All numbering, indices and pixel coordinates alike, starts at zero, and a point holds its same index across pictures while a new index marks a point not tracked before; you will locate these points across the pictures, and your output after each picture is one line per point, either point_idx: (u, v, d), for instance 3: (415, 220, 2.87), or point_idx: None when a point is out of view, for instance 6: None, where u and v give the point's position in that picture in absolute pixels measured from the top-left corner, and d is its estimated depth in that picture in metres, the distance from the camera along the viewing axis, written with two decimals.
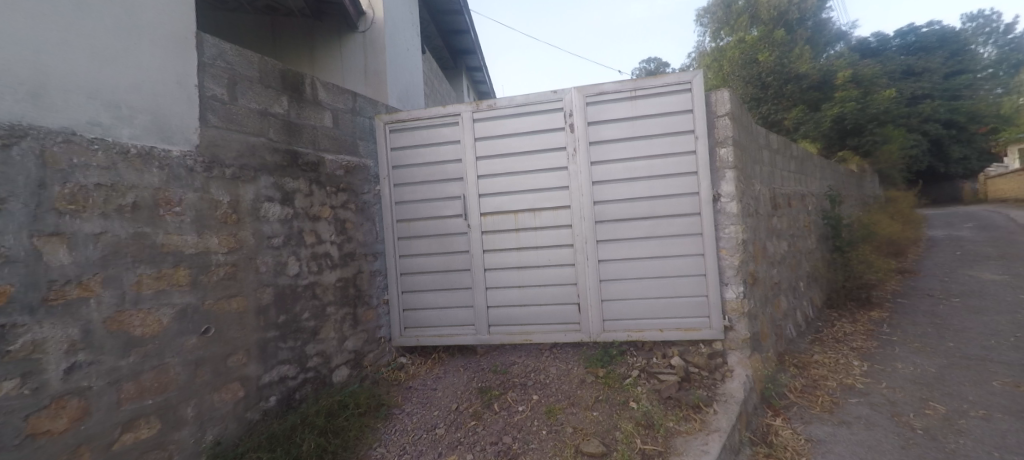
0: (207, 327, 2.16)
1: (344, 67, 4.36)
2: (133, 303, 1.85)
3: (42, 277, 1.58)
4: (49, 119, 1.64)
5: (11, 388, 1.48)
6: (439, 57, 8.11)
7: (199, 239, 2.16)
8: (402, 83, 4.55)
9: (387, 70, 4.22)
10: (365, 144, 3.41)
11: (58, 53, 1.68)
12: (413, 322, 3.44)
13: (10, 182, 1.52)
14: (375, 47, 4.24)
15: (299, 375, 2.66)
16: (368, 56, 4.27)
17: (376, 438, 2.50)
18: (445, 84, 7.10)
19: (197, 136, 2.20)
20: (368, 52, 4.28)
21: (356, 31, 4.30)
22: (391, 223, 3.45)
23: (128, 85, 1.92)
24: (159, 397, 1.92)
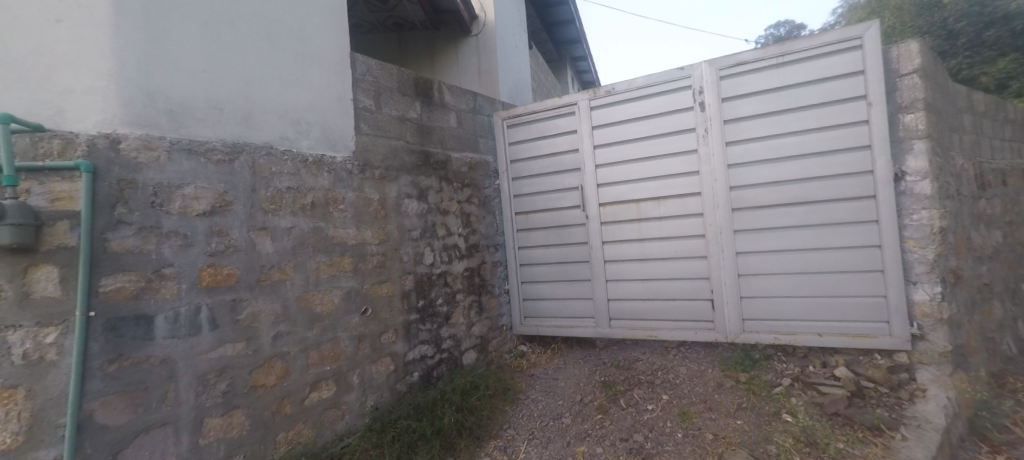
0: (366, 308, 2.49)
1: (459, 71, 4.66)
2: (314, 284, 2.23)
3: (255, 262, 1.99)
4: (256, 136, 2.06)
5: (240, 349, 1.90)
6: (544, 50, 8.14)
7: (358, 232, 2.50)
8: (513, 79, 4.70)
9: (498, 69, 4.41)
10: (485, 141, 3.62)
11: (262, 83, 2.10)
12: (532, 312, 3.55)
13: (235, 188, 1.94)
14: (491, 48, 4.44)
15: (435, 355, 2.94)
16: (481, 58, 4.50)
17: (505, 420, 2.65)
18: (550, 78, 7.13)
19: (353, 143, 2.54)
20: (481, 54, 4.51)
21: (469, 36, 4.58)
22: (513, 216, 3.59)
23: (306, 104, 2.30)
24: (334, 365, 2.29)
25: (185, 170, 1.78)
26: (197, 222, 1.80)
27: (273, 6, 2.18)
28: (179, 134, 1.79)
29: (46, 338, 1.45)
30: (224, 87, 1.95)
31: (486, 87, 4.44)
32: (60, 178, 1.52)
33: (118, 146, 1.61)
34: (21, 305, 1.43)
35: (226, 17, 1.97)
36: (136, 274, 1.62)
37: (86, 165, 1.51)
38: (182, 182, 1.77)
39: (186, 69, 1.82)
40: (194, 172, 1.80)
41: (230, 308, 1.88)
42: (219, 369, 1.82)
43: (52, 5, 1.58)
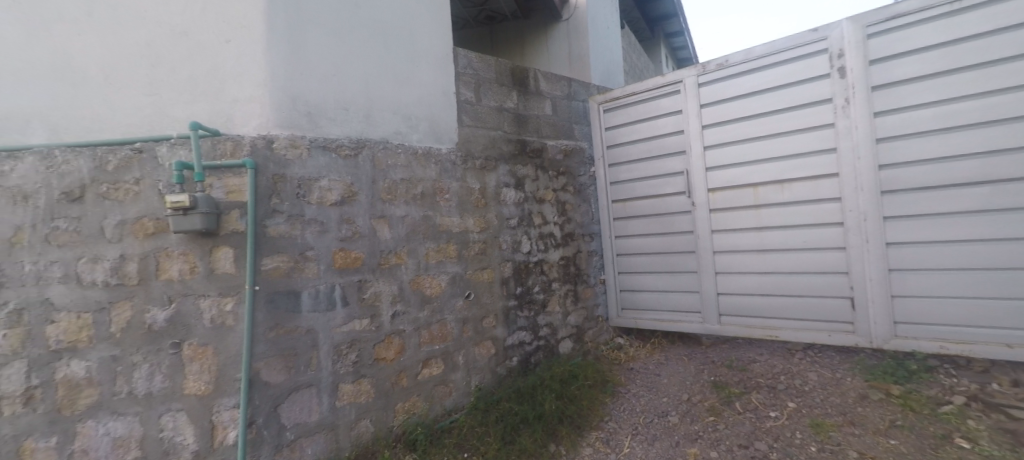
0: (469, 292, 2.60)
1: (549, 58, 4.61)
2: (425, 269, 2.39)
3: (377, 247, 2.18)
4: (375, 132, 2.24)
5: (366, 325, 2.10)
6: (636, 29, 7.71)
7: (462, 220, 2.61)
8: (605, 62, 4.53)
9: (590, 53, 4.28)
10: (579, 127, 3.55)
11: (380, 83, 2.28)
12: (630, 304, 3.43)
13: (360, 180, 2.14)
14: (583, 31, 4.31)
15: (533, 341, 2.98)
16: (572, 42, 4.39)
17: (606, 413, 2.60)
18: (643, 58, 6.73)
19: (456, 135, 2.65)
20: (572, 38, 4.40)
21: (560, 21, 4.50)
22: (611, 204, 3.48)
23: (416, 100, 2.44)
24: (442, 345, 2.43)
25: (322, 165, 2.01)
26: (330, 211, 2.02)
27: (388, 10, 2.34)
28: (316, 133, 2.02)
29: (226, 306, 1.80)
30: (349, 89, 2.15)
31: (581, 72, 4.32)
32: (232, 174, 1.83)
33: (272, 145, 1.88)
34: (210, 279, 1.80)
35: (350, 24, 2.17)
36: (287, 256, 1.89)
37: (250, 163, 1.80)
38: (319, 175, 1.99)
39: (319, 75, 2.05)
40: (329, 166, 2.02)
41: (357, 288, 2.09)
42: (350, 342, 2.04)
43: (224, 30, 1.91)
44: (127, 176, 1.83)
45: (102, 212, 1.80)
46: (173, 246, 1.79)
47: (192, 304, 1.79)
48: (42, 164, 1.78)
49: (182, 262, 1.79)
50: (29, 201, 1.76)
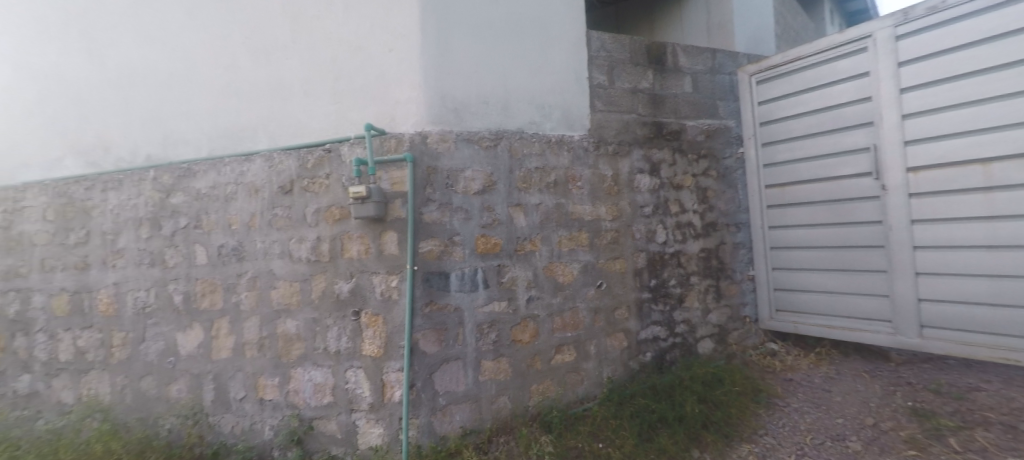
0: (601, 282, 2.54)
1: (685, 30, 4.20)
2: (557, 256, 2.41)
3: (513, 234, 2.27)
4: (510, 124, 2.32)
5: (503, 307, 2.21)
6: None
7: (593, 208, 2.55)
8: (755, 26, 3.93)
9: (734, 19, 3.77)
10: (725, 103, 3.17)
11: (516, 75, 2.35)
12: (787, 305, 2.98)
13: (498, 170, 2.24)
14: None
15: (669, 338, 2.78)
16: (713, 9, 3.92)
17: (760, 425, 2.30)
18: (806, 16, 5.70)
19: (589, 121, 2.59)
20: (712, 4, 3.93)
21: None
22: (765, 190, 3.06)
23: (549, 88, 2.45)
24: (574, 333, 2.43)
25: (466, 156, 2.16)
26: (473, 199, 2.17)
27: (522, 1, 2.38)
28: (461, 127, 2.18)
29: (392, 282, 2.06)
30: (489, 83, 2.27)
31: (730, 42, 3.80)
32: (396, 167, 2.08)
33: (426, 140, 2.09)
34: (380, 259, 2.09)
35: (489, 21, 2.28)
36: (440, 240, 2.09)
37: (410, 157, 2.03)
38: (464, 166, 2.15)
39: (464, 73, 2.20)
40: (472, 158, 2.17)
41: (496, 272, 2.21)
42: (491, 321, 2.17)
43: (387, 41, 2.19)
44: (321, 172, 2.23)
45: (304, 202, 2.25)
46: (352, 229, 2.14)
47: (367, 279, 2.11)
48: (267, 164, 2.37)
49: (359, 244, 2.13)
50: (259, 193, 2.38)
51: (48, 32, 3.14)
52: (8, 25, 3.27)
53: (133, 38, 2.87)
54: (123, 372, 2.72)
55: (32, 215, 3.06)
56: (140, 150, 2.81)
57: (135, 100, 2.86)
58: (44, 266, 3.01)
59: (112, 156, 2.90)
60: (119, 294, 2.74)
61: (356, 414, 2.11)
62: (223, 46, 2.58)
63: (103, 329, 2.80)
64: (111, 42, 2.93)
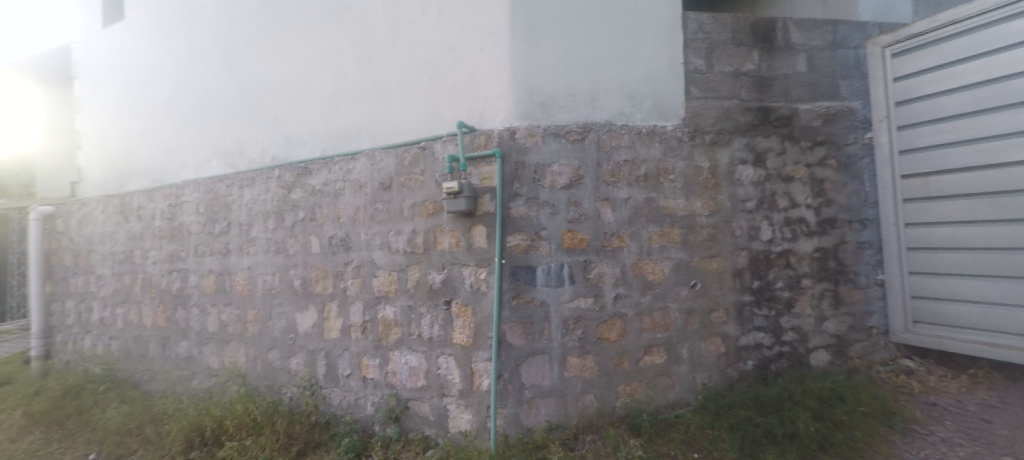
0: (695, 282, 2.37)
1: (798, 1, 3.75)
2: (647, 253, 2.27)
3: (601, 229, 2.19)
4: (598, 116, 2.25)
5: (590, 303, 2.16)
6: None
7: (688, 203, 2.38)
8: None
9: None
10: (848, 82, 2.76)
11: (606, 65, 2.27)
12: (929, 316, 2.55)
13: (586, 163, 2.17)
14: None
15: (775, 346, 2.53)
16: None
17: (894, 453, 1.97)
18: None
19: (684, 109, 2.42)
20: None
21: None
22: (900, 181, 2.63)
23: (640, 77, 2.34)
24: (665, 335, 2.30)
25: (554, 150, 2.13)
26: (560, 193, 2.14)
27: None
28: (549, 121, 2.17)
29: (481, 274, 2.13)
30: (577, 75, 2.23)
31: (852, 13, 3.35)
32: (485, 163, 2.14)
33: (514, 136, 2.12)
34: (470, 252, 2.17)
35: (579, 12, 2.23)
36: (527, 234, 2.11)
37: (498, 153, 2.08)
38: (551, 160, 2.13)
39: (551, 67, 2.19)
40: (560, 151, 2.14)
41: (582, 268, 2.15)
42: (577, 318, 2.13)
43: (477, 40, 2.25)
44: (416, 169, 2.37)
45: (402, 197, 2.41)
46: (445, 223, 2.25)
47: (457, 271, 2.21)
48: (370, 162, 2.57)
49: (450, 237, 2.23)
50: (363, 189, 2.60)
51: (199, 55, 3.73)
52: (171, 53, 3.96)
53: (262, 54, 3.29)
54: (255, 344, 3.16)
55: (189, 209, 3.65)
56: (268, 152, 3.21)
57: (263, 108, 3.28)
58: (198, 251, 3.58)
59: (246, 158, 3.36)
60: (253, 276, 3.18)
61: (447, 399, 2.22)
62: (334, 55, 2.87)
63: (240, 306, 3.26)
64: (246, 59, 3.40)
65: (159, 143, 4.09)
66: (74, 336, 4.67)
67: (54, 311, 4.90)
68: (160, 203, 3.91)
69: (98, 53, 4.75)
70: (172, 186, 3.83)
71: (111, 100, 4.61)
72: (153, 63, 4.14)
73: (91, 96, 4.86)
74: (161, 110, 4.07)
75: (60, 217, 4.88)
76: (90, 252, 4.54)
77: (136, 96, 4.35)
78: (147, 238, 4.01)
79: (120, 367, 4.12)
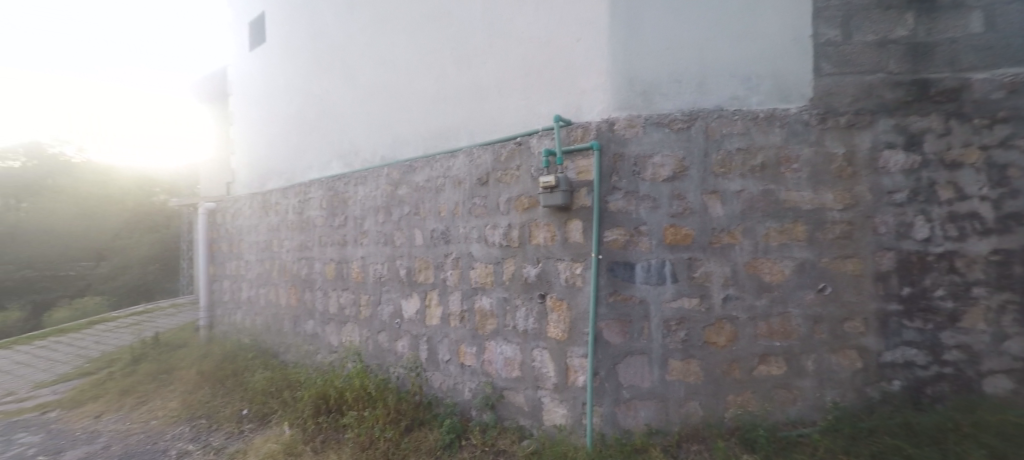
0: (824, 286, 2.01)
1: None
2: (763, 251, 2.01)
3: (708, 225, 2.01)
4: (706, 103, 2.07)
5: (695, 303, 2.00)
6: None
7: (815, 196, 2.02)
8: None
9: None
10: None
11: (715, 46, 2.09)
12: None
13: (692, 154, 2.01)
14: None
15: (932, 366, 1.99)
16: None
17: None
18: None
19: (812, 89, 2.06)
20: None
21: None
22: None
23: (757, 56, 2.09)
24: (785, 343, 2.01)
25: (656, 140, 2.01)
26: (662, 187, 2.01)
27: None
28: (650, 111, 2.05)
29: (576, 269, 2.10)
30: (683, 60, 2.08)
31: None
32: (582, 156, 2.10)
33: (613, 127, 2.05)
34: (565, 246, 2.15)
35: None
36: (625, 229, 2.03)
37: (597, 145, 2.02)
38: (653, 152, 2.01)
39: (654, 52, 2.07)
40: (662, 142, 2.01)
41: (687, 266, 2.01)
42: (680, 318, 2.00)
43: (575, 31, 2.21)
44: (513, 164, 2.41)
45: (498, 192, 2.48)
46: (540, 218, 2.26)
47: (553, 265, 2.20)
48: (468, 159, 2.67)
49: (545, 231, 2.24)
50: (462, 185, 2.71)
51: (322, 68, 4.19)
52: (299, 68, 4.52)
53: (373, 63, 3.60)
54: (367, 326, 3.49)
55: (314, 204, 4.12)
56: (378, 152, 3.52)
57: (374, 113, 3.60)
58: (321, 241, 4.03)
59: (360, 158, 3.72)
60: (365, 265, 3.50)
61: (542, 392, 2.24)
62: (435, 58, 3.04)
63: (355, 291, 3.61)
64: (360, 69, 3.75)
65: (291, 148, 4.68)
66: (229, 310, 5.56)
67: (215, 289, 5.88)
68: (291, 199, 4.47)
69: (245, 72, 5.57)
70: (301, 184, 4.36)
71: (255, 112, 5.38)
72: (286, 78, 4.75)
73: (240, 110, 5.72)
74: (293, 119, 4.66)
75: (219, 211, 5.83)
76: (241, 240, 5.37)
77: (273, 107, 5.03)
78: (282, 230, 4.62)
79: (262, 339, 4.82)
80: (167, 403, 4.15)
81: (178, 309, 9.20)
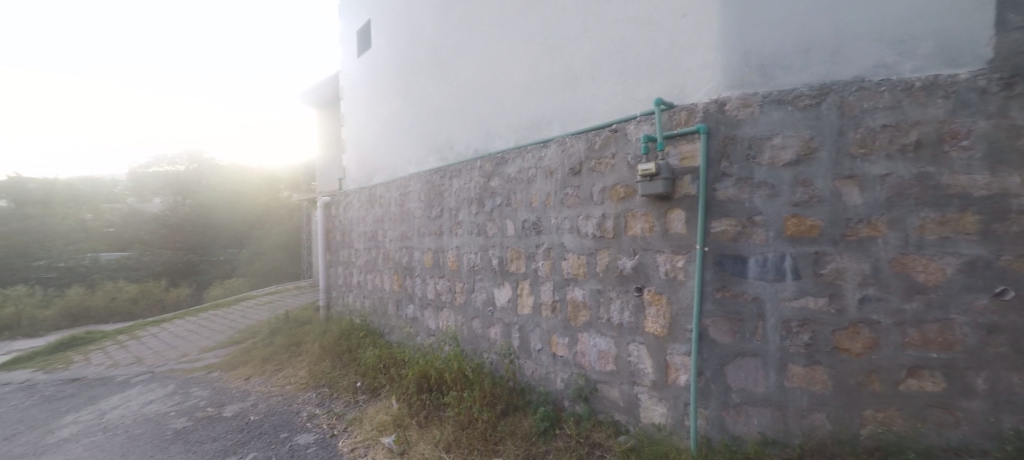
0: (1006, 289, 1.46)
1: None
2: (916, 247, 1.56)
3: (841, 214, 1.66)
4: (841, 78, 1.71)
5: (822, 304, 1.68)
6: None
7: (993, 179, 1.50)
8: None
9: None
10: None
11: (852, 3, 1.73)
12: None
13: (822, 134, 1.69)
14: None
15: None
16: None
17: None
18: None
19: (994, 48, 1.53)
20: None
21: None
22: None
23: (914, 12, 1.65)
24: (946, 355, 1.53)
25: (775, 120, 1.76)
26: (784, 172, 1.75)
27: None
28: (770, 86, 1.81)
29: (678, 262, 1.98)
30: (816, 26, 1.78)
31: None
32: (686, 141, 1.96)
33: (724, 107, 1.86)
34: (665, 237, 2.04)
35: None
36: (736, 220, 1.84)
37: (703, 128, 1.87)
38: (771, 132, 1.77)
39: (775, 19, 1.83)
40: (783, 122, 1.74)
41: (813, 261, 1.70)
42: (802, 320, 1.71)
43: (681, 6, 2.06)
44: (608, 152, 2.34)
45: (592, 182, 2.43)
46: (637, 208, 2.17)
47: (651, 256, 2.10)
48: (561, 148, 2.66)
49: (643, 222, 2.14)
50: (554, 175, 2.70)
51: (420, 67, 4.43)
52: (400, 69, 4.83)
53: (467, 59, 3.72)
54: (462, 312, 3.65)
55: (414, 197, 4.39)
56: (471, 144, 3.65)
57: (467, 107, 3.73)
58: (420, 231, 4.29)
59: (454, 152, 3.88)
60: (460, 254, 3.65)
61: (639, 388, 2.16)
62: (528, 49, 3.05)
63: (451, 279, 3.79)
64: (455, 65, 3.89)
65: (393, 145, 5.04)
66: (343, 293, 6.19)
67: (331, 274, 6.57)
68: (394, 192, 4.81)
69: (353, 77, 6.10)
70: (402, 178, 4.67)
71: (362, 113, 5.88)
72: (389, 79, 5.10)
73: (350, 111, 6.28)
74: (394, 117, 5.00)
75: (333, 204, 6.48)
76: (350, 229, 5.93)
77: (378, 107, 5.44)
78: (385, 221, 5.00)
79: (370, 319, 5.29)
80: (297, 371, 4.77)
81: (302, 290, 10.49)
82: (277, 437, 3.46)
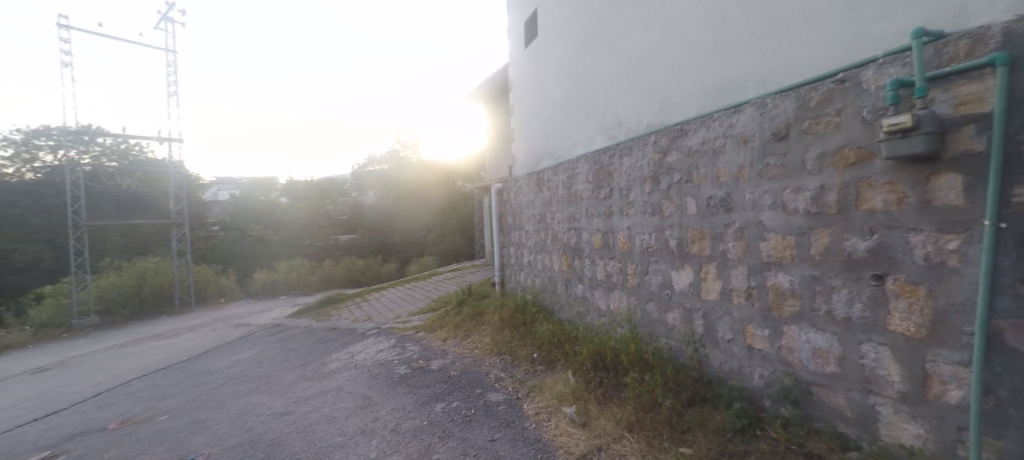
0: None
1: None
2: None
3: None
4: None
5: None
6: None
7: None
8: None
9: None
10: None
11: None
12: None
13: None
14: None
15: None
16: None
17: None
18: None
19: None
20: None
21: None
22: None
23: None
24: None
25: None
26: None
27: None
28: None
29: (948, 244, 1.49)
30: None
31: None
32: (967, 81, 1.45)
33: None
34: (923, 211, 1.56)
35: None
36: None
37: (1000, 57, 1.34)
38: None
39: None
40: None
41: None
42: None
43: None
44: (829, 109, 1.91)
45: (805, 147, 2.03)
46: (876, 176, 1.72)
47: (899, 236, 1.65)
48: (758, 112, 2.29)
49: (886, 193, 1.69)
50: (748, 143, 2.36)
51: (587, 46, 4.35)
52: (566, 51, 4.84)
53: (639, 29, 3.51)
54: (635, 295, 3.52)
55: (582, 179, 4.35)
56: (643, 120, 3.47)
57: (638, 81, 3.54)
58: (588, 212, 4.26)
59: (624, 129, 3.74)
60: (632, 235, 3.51)
61: (877, 399, 1.76)
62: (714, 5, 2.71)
63: (622, 261, 3.69)
64: (625, 38, 3.71)
65: (560, 128, 5.09)
66: (515, 272, 6.60)
67: (504, 254, 7.05)
68: (561, 176, 4.87)
69: (520, 67, 6.35)
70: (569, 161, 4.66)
71: (529, 100, 6.10)
72: (555, 63, 5.16)
73: (517, 101, 6.59)
74: (561, 100, 5.04)
75: (504, 190, 6.89)
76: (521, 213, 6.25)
77: (545, 94, 5.56)
78: (553, 203, 5.10)
79: (541, 297, 5.53)
80: (482, 338, 5.32)
81: (478, 268, 11.74)
82: (473, 392, 3.91)
